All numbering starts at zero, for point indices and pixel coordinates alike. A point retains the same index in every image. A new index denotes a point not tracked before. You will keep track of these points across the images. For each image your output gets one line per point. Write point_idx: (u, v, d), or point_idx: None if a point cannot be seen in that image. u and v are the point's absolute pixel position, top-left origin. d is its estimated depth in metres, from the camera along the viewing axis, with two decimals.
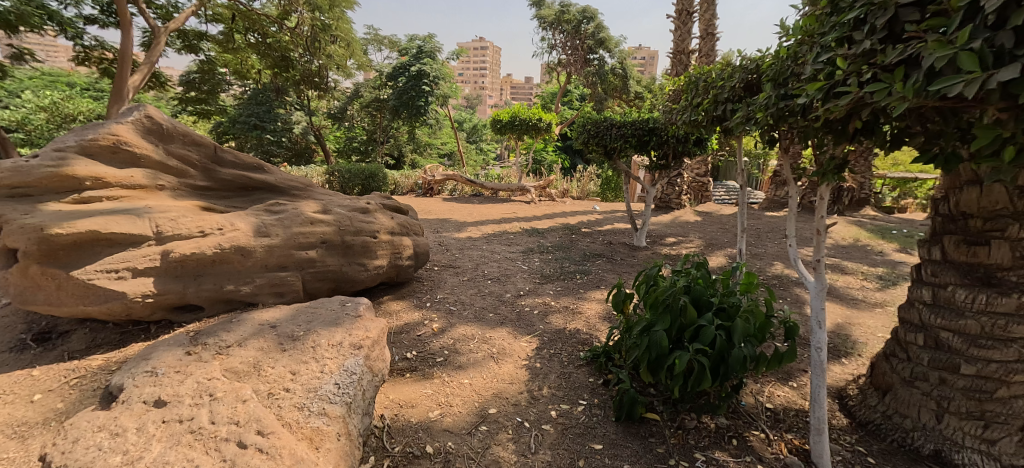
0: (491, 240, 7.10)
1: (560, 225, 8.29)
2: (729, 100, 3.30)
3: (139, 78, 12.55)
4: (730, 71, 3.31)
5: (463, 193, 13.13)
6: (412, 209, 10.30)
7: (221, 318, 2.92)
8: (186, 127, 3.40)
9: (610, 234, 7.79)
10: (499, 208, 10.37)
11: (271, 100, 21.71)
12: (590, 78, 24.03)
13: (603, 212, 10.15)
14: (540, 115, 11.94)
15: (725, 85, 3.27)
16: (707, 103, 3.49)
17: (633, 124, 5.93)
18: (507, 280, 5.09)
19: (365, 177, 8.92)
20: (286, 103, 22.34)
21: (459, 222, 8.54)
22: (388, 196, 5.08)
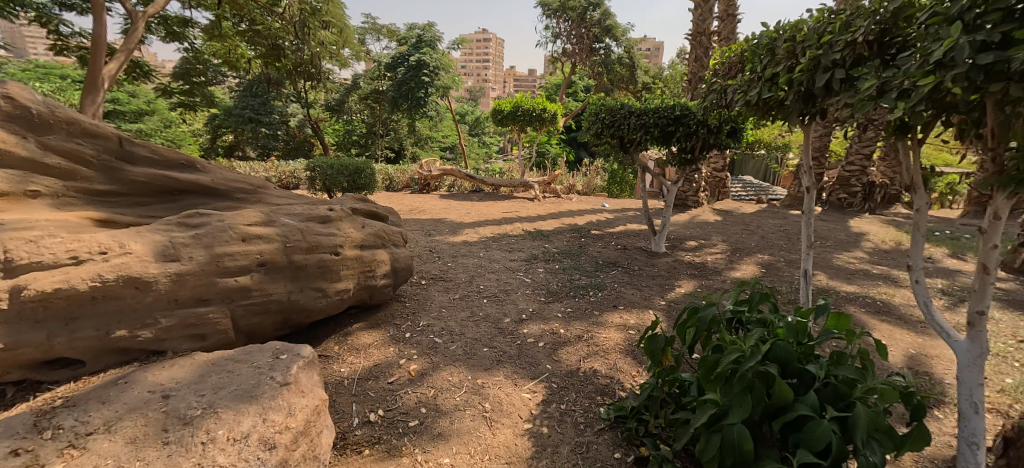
0: (490, 245, 6.25)
1: (567, 227, 7.45)
2: (842, 62, 2.54)
3: (114, 65, 11.66)
4: (846, 22, 2.56)
5: (462, 189, 12.25)
6: (406, 206, 9.45)
7: (109, 376, 2.13)
8: (74, 113, 2.58)
9: (624, 237, 6.95)
10: (499, 206, 9.51)
11: (265, 92, 20.89)
12: (596, 67, 23.02)
13: (613, 210, 9.29)
14: (544, 105, 11.03)
15: (842, 38, 2.50)
16: (804, 66, 2.72)
17: (657, 111, 4.79)
18: (506, 298, 4.26)
19: (350, 174, 7.59)
20: (282, 94, 21.50)
21: (455, 223, 7.70)
22: (364, 198, 4.25)
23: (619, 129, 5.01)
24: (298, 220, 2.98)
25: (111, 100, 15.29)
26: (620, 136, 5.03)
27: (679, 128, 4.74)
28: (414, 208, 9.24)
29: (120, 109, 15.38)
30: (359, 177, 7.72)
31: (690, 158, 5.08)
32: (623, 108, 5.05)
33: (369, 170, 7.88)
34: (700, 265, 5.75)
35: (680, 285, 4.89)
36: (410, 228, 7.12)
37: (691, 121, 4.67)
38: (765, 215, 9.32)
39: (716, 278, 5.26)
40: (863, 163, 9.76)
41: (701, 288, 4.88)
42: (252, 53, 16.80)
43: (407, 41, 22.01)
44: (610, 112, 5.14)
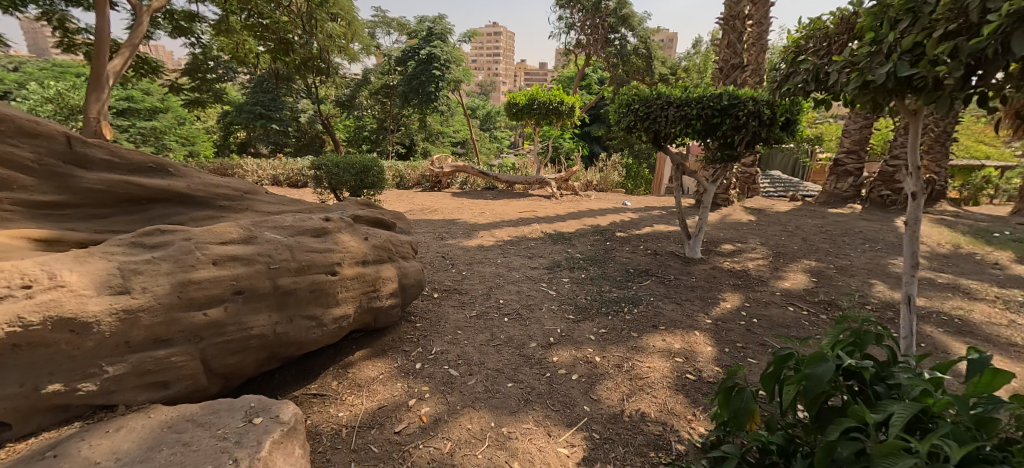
0: (507, 249, 5.73)
1: (590, 229, 6.90)
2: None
3: (119, 61, 11.28)
4: None
5: (475, 187, 11.73)
6: (416, 206, 8.95)
7: (38, 444, 1.66)
8: (10, 109, 2.13)
9: (653, 241, 6.38)
10: (515, 205, 8.98)
11: (275, 88, 20.54)
12: (611, 59, 22.27)
13: (637, 209, 8.70)
14: (562, 97, 10.44)
15: None
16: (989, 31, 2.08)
17: (701, 101, 4.19)
18: (529, 317, 3.74)
19: (358, 173, 7.04)
20: (293, 90, 21.11)
21: (468, 224, 7.19)
22: (366, 203, 3.76)
23: (654, 121, 4.43)
24: (286, 234, 2.49)
25: (123, 98, 15.09)
26: (655, 129, 4.46)
27: (725, 120, 4.15)
28: (426, 207, 8.74)
29: (133, 107, 15.19)
30: (367, 179, 7.10)
31: (734, 152, 4.50)
32: (660, 95, 4.47)
33: (377, 169, 7.26)
34: (742, 273, 5.18)
35: (725, 299, 4.34)
36: (420, 231, 6.63)
37: (740, 112, 4.05)
38: (801, 214, 8.67)
39: (763, 290, 4.68)
40: (909, 157, 9.11)
41: (749, 302, 4.32)
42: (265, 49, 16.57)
43: (418, 35, 21.50)
44: (645, 100, 4.53)
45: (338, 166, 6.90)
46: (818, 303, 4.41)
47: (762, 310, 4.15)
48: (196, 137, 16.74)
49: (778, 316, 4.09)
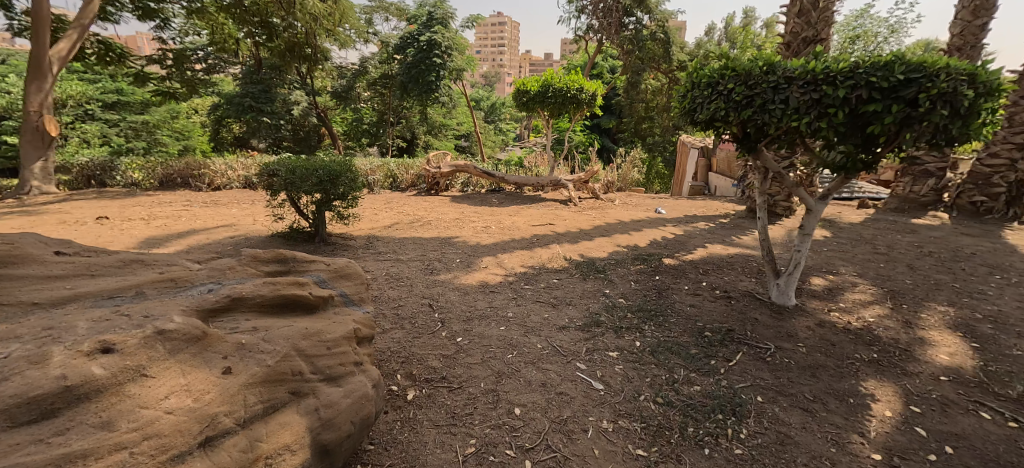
0: (521, 292, 4.09)
1: (627, 252, 5.29)
2: None
3: (64, 45, 9.56)
4: None
5: (479, 190, 10.07)
6: (406, 215, 7.30)
7: None
8: None
9: (715, 273, 4.72)
10: (525, 215, 7.34)
11: (268, 79, 18.66)
12: (625, 45, 20.42)
13: (678, 221, 7.07)
14: (580, 82, 8.69)
15: None
16: None
17: (850, 74, 2.54)
18: (578, 459, 2.14)
19: (323, 180, 5.21)
20: (287, 81, 19.21)
21: (468, 245, 5.56)
22: (277, 258, 2.35)
23: (757, 107, 2.79)
24: None
25: (112, 91, 13.85)
26: (758, 122, 2.83)
27: (889, 108, 2.50)
28: (417, 218, 7.09)
29: (124, 100, 13.98)
30: (335, 189, 5.32)
31: (869, 156, 2.92)
32: (768, 67, 2.82)
33: (350, 175, 5.49)
34: (868, 334, 3.53)
35: (875, 397, 2.73)
36: (403, 259, 5.01)
37: (927, 90, 2.39)
38: (881, 226, 7.00)
39: (920, 372, 3.06)
40: (1012, 155, 7.50)
41: (920, 406, 2.70)
42: (258, 37, 15.33)
43: (418, 20, 19.84)
44: (743, 72, 2.87)
45: (294, 172, 5.12)
46: (1019, 402, 2.79)
47: (948, 425, 2.54)
48: (192, 131, 15.57)
49: (978, 435, 2.47)
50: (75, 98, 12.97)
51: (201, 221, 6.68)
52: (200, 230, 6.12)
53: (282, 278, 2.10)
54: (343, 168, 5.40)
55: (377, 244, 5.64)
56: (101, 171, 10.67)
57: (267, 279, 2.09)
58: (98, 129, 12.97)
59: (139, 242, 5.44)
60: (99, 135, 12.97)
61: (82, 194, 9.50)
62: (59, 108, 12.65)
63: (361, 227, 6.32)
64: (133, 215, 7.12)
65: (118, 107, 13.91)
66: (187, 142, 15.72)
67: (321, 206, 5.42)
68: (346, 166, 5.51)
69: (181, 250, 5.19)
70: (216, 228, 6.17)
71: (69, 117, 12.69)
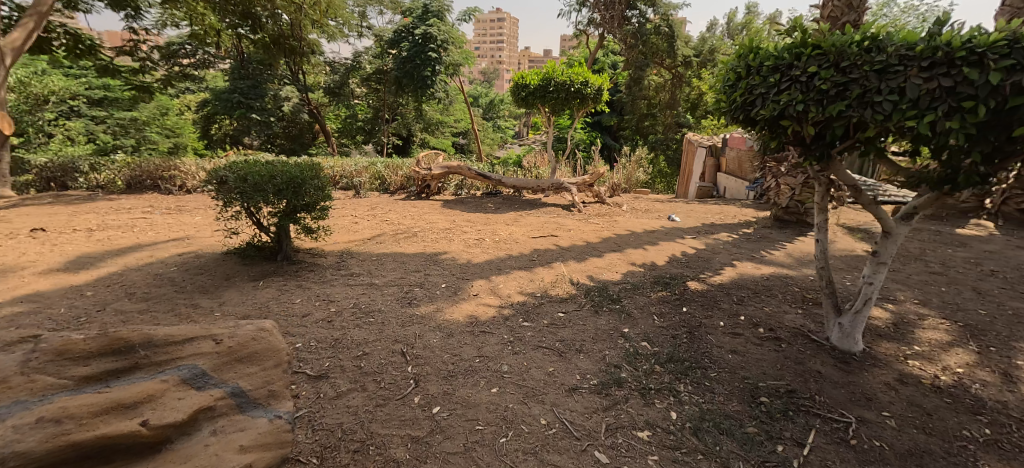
0: (518, 332, 3.27)
1: (645, 274, 4.47)
2: None
3: (16, 35, 8.60)
4: None
5: (474, 193, 9.23)
6: (390, 224, 6.47)
7: None
8: None
9: (752, 302, 3.92)
10: (523, 223, 6.51)
11: (257, 74, 17.82)
12: (628, 39, 19.59)
13: (696, 231, 6.24)
14: (585, 75, 7.82)
15: None
16: None
17: (999, 52, 1.85)
18: None
19: (282, 189, 4.37)
20: (277, 76, 18.36)
21: (456, 264, 4.72)
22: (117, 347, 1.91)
23: (853, 98, 2.07)
24: None
25: (97, 87, 12.93)
26: (852, 120, 2.11)
27: None
28: (402, 228, 6.25)
29: (111, 96, 13.04)
30: (297, 199, 4.47)
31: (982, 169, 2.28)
32: (869, 43, 2.11)
33: (316, 182, 4.65)
34: (967, 396, 2.73)
35: None
36: (378, 282, 4.20)
37: None
38: (925, 238, 6.19)
39: None
40: None
41: None
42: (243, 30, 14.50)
43: (412, 13, 18.91)
44: (831, 52, 2.15)
45: (247, 181, 4.28)
46: None
47: None
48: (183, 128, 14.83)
49: None
50: (58, 94, 11.83)
51: (155, 233, 5.85)
52: (147, 244, 5.29)
53: (85, 410, 1.62)
54: (307, 174, 4.56)
55: (350, 261, 4.81)
56: (62, 173, 9.85)
57: (57, 407, 1.61)
58: (83, 125, 12.01)
59: (68, 262, 4.61)
60: (82, 133, 11.98)
61: (38, 199, 8.64)
62: (40, 104, 11.54)
63: (335, 241, 5.50)
64: (80, 225, 6.28)
65: (105, 103, 12.92)
66: (179, 140, 14.92)
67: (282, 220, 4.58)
68: (311, 171, 4.68)
69: (115, 272, 4.37)
70: (167, 241, 5.34)
71: (52, 114, 11.66)
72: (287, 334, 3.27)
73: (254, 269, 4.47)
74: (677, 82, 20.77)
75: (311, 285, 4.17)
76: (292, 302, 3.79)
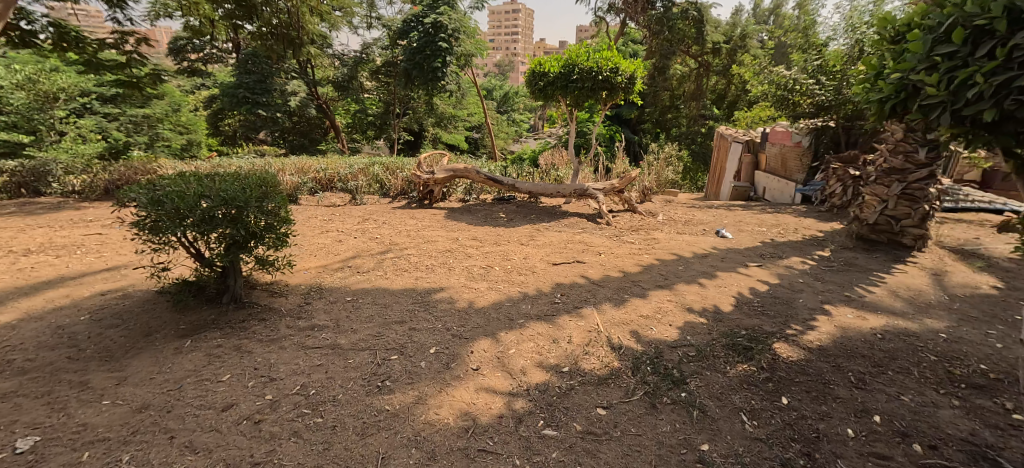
0: (537, 454, 2.11)
1: (710, 330, 3.26)
2: None
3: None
4: None
5: (484, 198, 8.07)
6: (378, 243, 5.33)
7: None
8: None
9: (880, 385, 2.70)
10: (541, 242, 5.32)
11: (265, 68, 16.79)
12: (653, 25, 18.13)
13: (759, 254, 4.98)
14: (615, 60, 6.52)
15: None
16: None
17: None
18: None
19: (214, 214, 3.20)
20: (283, 69, 17.42)
21: (452, 308, 3.56)
22: None
23: None
24: None
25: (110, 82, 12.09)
26: None
27: None
28: (392, 250, 5.10)
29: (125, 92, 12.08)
30: (237, 227, 3.30)
31: None
32: None
33: (264, 203, 3.46)
34: None
35: None
36: (344, 343, 3.05)
37: None
38: None
39: None
40: None
41: None
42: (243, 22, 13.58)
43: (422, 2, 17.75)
44: None
45: (165, 204, 3.13)
46: None
47: None
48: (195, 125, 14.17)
49: None
50: (68, 91, 10.36)
51: (97, 256, 4.82)
52: (73, 275, 4.23)
53: None
54: (253, 193, 3.37)
55: (315, 303, 3.68)
56: (35, 178, 8.99)
57: None
58: (94, 123, 11.09)
59: None
60: (94, 130, 11.07)
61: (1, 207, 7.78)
62: (50, 102, 10.14)
63: (306, 270, 4.38)
64: (16, 246, 5.29)
65: (118, 100, 12.03)
66: (192, 137, 14.14)
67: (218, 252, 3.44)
68: (259, 187, 3.48)
69: (7, 324, 3.30)
70: (99, 271, 4.29)
71: (63, 112, 10.37)
72: (188, 450, 2.16)
73: (189, 318, 3.38)
74: (703, 71, 19.31)
75: (254, 346, 3.06)
76: (217, 379, 2.67)
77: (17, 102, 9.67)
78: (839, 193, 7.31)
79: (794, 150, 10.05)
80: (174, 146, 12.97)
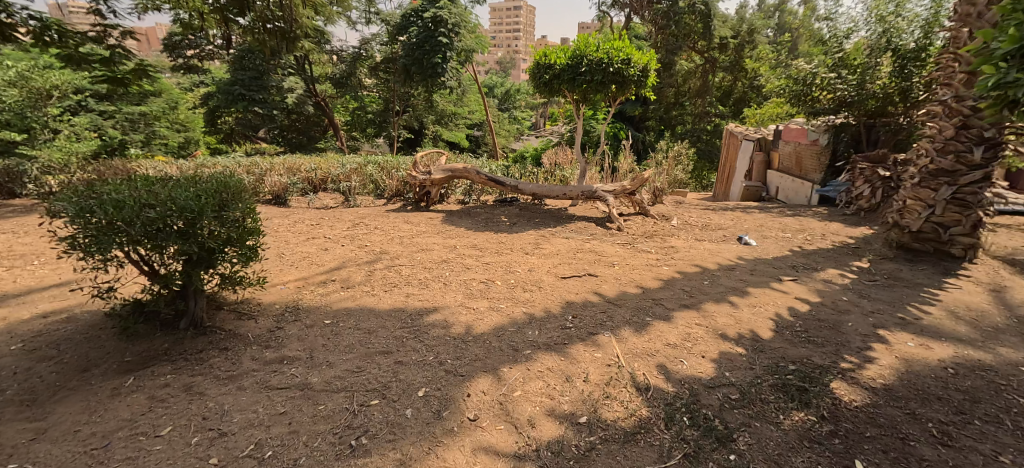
0: None
1: (751, 364, 2.75)
2: None
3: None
4: None
5: (484, 200, 7.56)
6: (368, 252, 4.82)
7: None
8: None
9: (970, 442, 2.20)
10: (547, 250, 4.81)
11: (259, 64, 16.05)
12: (659, 19, 17.55)
13: (791, 266, 4.47)
14: (627, 51, 5.98)
15: None
16: None
17: None
18: None
19: (163, 227, 2.67)
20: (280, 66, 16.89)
21: (446, 335, 3.05)
22: None
23: None
24: None
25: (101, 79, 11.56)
26: None
27: None
28: (382, 259, 4.59)
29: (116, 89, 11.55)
30: (189, 243, 2.77)
31: None
32: None
33: (223, 213, 2.91)
34: None
35: None
36: (316, 381, 2.55)
37: None
38: None
39: None
40: None
41: None
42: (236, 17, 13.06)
43: None
44: None
45: (97, 214, 2.58)
46: None
47: None
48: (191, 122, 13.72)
49: None
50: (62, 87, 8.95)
51: (53, 268, 4.33)
52: (18, 291, 3.75)
53: None
54: (210, 201, 2.83)
55: (288, 328, 3.18)
56: (9, 178, 8.54)
57: None
58: (92, 120, 10.37)
59: None
60: (91, 128, 10.42)
61: None
62: (42, 99, 8.75)
63: (283, 285, 3.88)
64: None
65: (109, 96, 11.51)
66: (188, 135, 13.82)
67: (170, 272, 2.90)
68: (217, 194, 2.93)
69: None
70: (49, 287, 3.81)
71: (56, 109, 9.05)
72: None
73: (137, 348, 2.91)
74: (710, 67, 18.75)
75: (207, 385, 2.56)
76: (154, 435, 2.18)
77: (7, 101, 8.21)
78: (866, 196, 6.80)
79: (810, 148, 9.70)
80: (169, 143, 12.65)
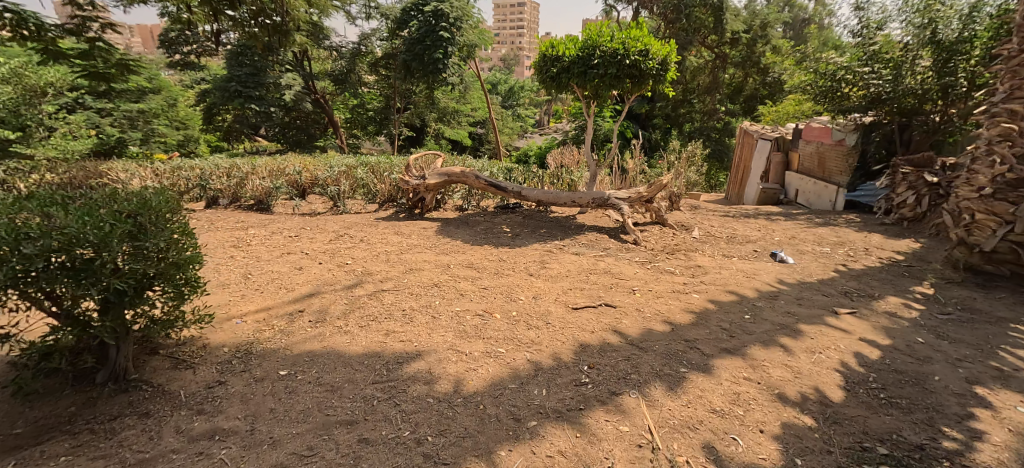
0: None
1: (829, 446, 2.09)
2: None
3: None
4: None
5: (485, 207, 6.90)
6: (348, 271, 4.17)
7: None
8: None
9: None
10: (555, 271, 4.14)
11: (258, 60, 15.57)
12: (669, 13, 16.83)
13: (843, 293, 3.80)
14: (644, 41, 5.31)
15: None
16: None
17: None
18: None
19: (56, 263, 2.04)
20: (280, 63, 16.29)
21: (429, 396, 2.40)
22: None
23: None
24: None
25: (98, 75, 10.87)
26: None
27: None
28: (362, 282, 3.92)
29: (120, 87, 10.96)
30: (95, 282, 2.12)
31: None
32: None
33: (144, 243, 2.26)
34: None
35: None
36: None
37: None
38: None
39: None
40: None
41: None
42: None
43: None
44: None
45: None
46: None
47: None
48: (190, 119, 13.28)
49: None
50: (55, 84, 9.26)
51: None
52: None
53: None
54: (123, 227, 2.19)
55: (233, 382, 2.54)
56: None
57: None
58: (86, 117, 10.01)
59: None
60: (87, 124, 10.04)
61: None
62: (36, 96, 8.92)
63: (239, 318, 3.23)
64: None
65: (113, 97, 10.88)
66: (188, 132, 13.10)
67: (79, 315, 2.26)
68: (137, 217, 2.28)
69: None
70: None
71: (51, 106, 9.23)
72: None
73: (35, 413, 2.28)
74: (721, 63, 18.04)
75: None
76: None
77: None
78: (910, 204, 6.18)
79: (834, 148, 9.01)
80: (170, 142, 11.97)
